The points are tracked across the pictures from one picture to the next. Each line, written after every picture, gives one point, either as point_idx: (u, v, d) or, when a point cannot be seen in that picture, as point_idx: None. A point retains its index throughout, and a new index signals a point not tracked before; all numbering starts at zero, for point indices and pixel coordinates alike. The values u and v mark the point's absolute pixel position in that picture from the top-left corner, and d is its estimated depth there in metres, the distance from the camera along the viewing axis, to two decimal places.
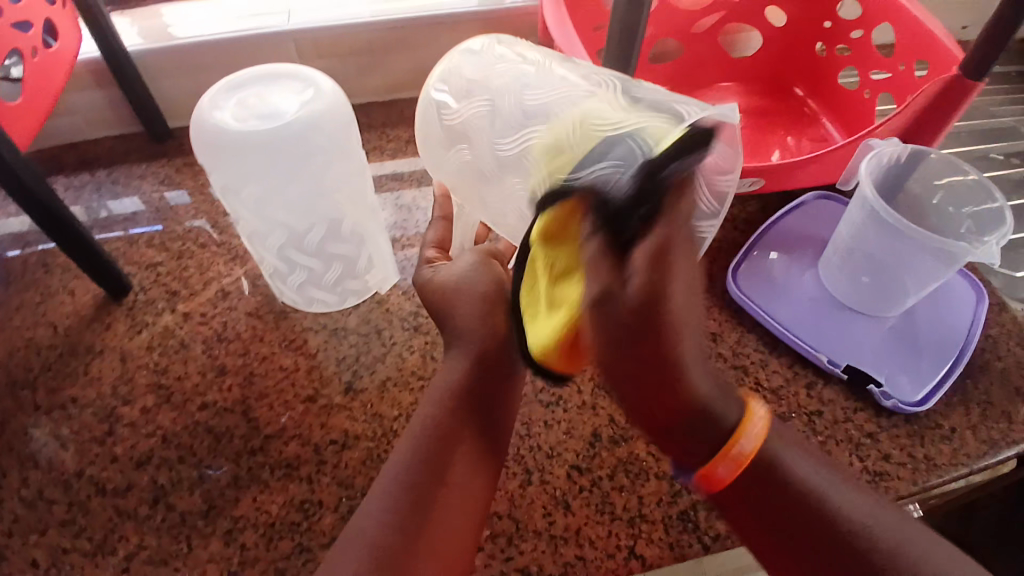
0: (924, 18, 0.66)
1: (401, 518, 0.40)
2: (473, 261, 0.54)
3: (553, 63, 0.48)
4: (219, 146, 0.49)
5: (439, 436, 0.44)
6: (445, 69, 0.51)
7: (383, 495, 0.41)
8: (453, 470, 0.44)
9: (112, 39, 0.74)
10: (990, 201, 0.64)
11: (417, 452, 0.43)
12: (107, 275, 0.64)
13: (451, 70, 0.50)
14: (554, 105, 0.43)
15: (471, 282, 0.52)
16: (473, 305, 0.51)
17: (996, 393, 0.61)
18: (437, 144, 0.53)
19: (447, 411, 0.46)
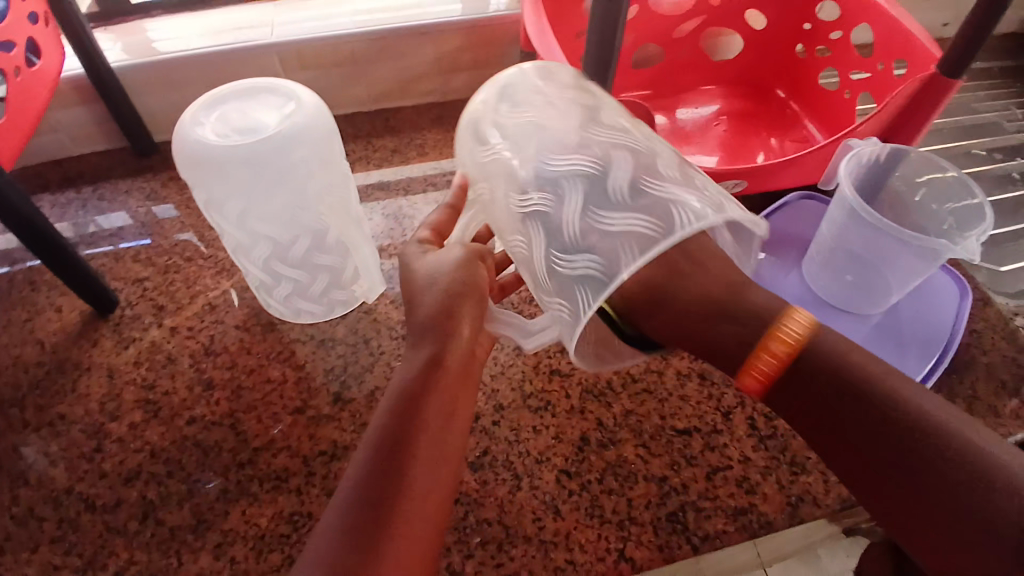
0: (901, 18, 0.67)
1: (354, 518, 0.36)
2: (463, 257, 0.50)
3: (605, 111, 0.51)
4: (202, 161, 0.50)
5: (389, 449, 0.39)
6: (504, 86, 0.52)
7: (333, 520, 0.36)
8: (408, 485, 0.38)
9: (94, 56, 0.74)
10: (969, 198, 0.64)
11: (371, 460, 0.38)
12: (94, 291, 0.64)
13: (511, 89, 0.52)
14: (611, 156, 0.47)
15: (449, 274, 0.48)
16: (436, 295, 0.47)
17: (981, 388, 0.62)
18: (467, 142, 0.53)
19: (396, 423, 0.40)
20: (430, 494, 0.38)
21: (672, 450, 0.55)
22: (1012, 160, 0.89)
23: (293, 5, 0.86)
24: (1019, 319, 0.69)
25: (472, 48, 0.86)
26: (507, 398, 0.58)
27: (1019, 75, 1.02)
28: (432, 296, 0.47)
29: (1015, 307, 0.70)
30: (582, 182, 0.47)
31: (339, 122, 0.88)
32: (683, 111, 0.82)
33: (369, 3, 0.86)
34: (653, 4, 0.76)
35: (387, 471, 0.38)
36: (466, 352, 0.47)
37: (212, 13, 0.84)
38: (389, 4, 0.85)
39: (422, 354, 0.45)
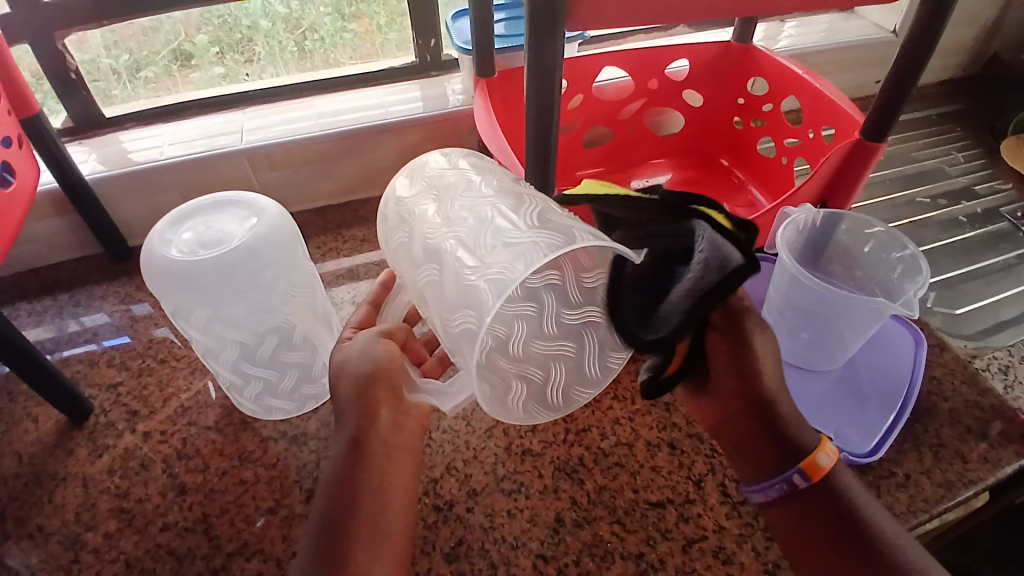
0: (823, 88, 0.72)
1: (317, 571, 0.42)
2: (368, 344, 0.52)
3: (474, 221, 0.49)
4: (171, 276, 0.52)
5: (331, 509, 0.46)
6: (243, 200, 0.56)
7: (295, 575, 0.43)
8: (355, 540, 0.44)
9: (69, 169, 0.77)
10: (902, 251, 0.68)
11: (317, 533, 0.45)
12: (69, 399, 0.65)
13: (235, 203, 0.55)
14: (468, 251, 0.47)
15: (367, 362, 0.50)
16: (350, 388, 0.50)
17: (945, 434, 0.63)
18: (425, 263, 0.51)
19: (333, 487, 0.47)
20: (379, 533, 0.46)
21: (646, 524, 0.55)
22: (957, 204, 0.93)
23: (262, 111, 0.91)
24: (976, 361, 0.71)
25: (434, 140, 0.91)
26: (480, 482, 0.58)
27: (955, 122, 1.08)
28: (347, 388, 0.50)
29: (972, 349, 0.73)
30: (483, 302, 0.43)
31: (310, 214, 0.91)
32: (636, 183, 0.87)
33: (335, 104, 0.91)
34: (597, 90, 0.82)
35: (335, 539, 0.44)
36: (391, 426, 0.51)
37: (184, 123, 0.89)
38: (353, 104, 0.91)
39: (345, 439, 0.49)
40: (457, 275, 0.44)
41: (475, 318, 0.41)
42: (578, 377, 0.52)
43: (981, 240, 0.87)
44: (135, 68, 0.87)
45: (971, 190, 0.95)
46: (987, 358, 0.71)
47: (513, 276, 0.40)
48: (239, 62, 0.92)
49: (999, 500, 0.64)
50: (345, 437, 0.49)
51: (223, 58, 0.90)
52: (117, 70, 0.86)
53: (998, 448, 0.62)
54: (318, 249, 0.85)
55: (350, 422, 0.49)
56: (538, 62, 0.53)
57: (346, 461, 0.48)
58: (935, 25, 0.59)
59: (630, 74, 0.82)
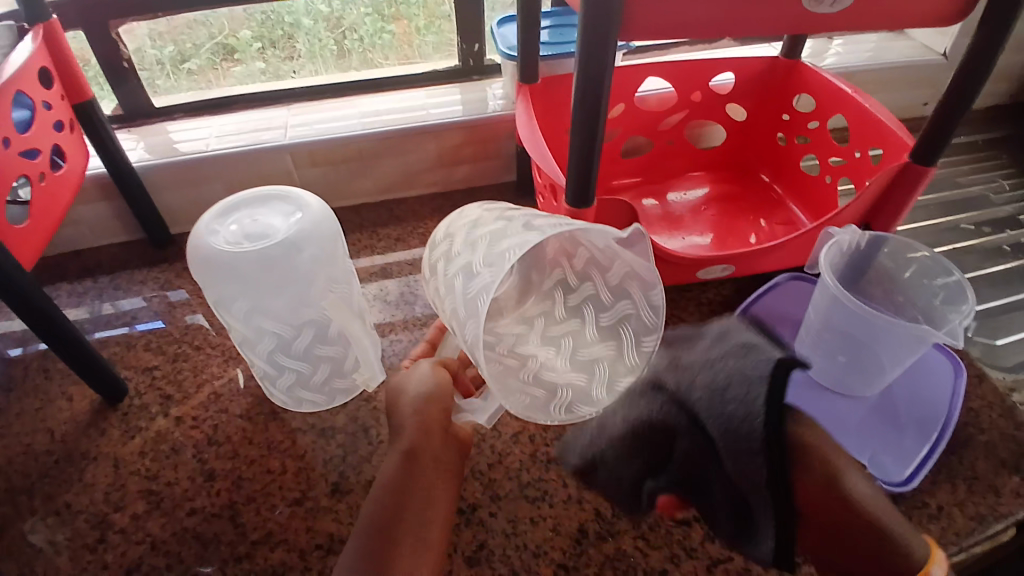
0: (872, 108, 0.71)
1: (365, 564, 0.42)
2: (428, 369, 0.57)
3: (476, 250, 0.51)
4: (215, 266, 0.53)
5: (385, 507, 0.46)
6: (291, 194, 0.57)
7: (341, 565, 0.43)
8: (400, 545, 0.44)
9: (116, 156, 0.79)
10: (947, 277, 0.66)
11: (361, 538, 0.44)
12: (106, 381, 0.66)
13: (283, 196, 0.56)
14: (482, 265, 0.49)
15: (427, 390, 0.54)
16: (410, 406, 0.53)
17: (982, 468, 0.61)
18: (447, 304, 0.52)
19: (387, 488, 0.47)
20: (424, 539, 0.45)
21: (671, 541, 0.54)
22: (1002, 232, 0.90)
23: (305, 107, 0.92)
24: (1016, 395, 0.69)
25: (472, 143, 0.91)
26: (503, 488, 0.58)
27: (1002, 148, 1.05)
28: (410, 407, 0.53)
29: (1011, 381, 0.70)
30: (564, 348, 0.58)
31: (345, 211, 0.92)
32: (673, 195, 0.86)
33: (376, 104, 0.92)
34: (639, 100, 0.82)
35: (384, 538, 0.44)
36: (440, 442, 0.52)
37: (229, 116, 0.91)
38: (394, 105, 0.91)
39: (399, 449, 0.51)
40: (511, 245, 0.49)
41: (472, 326, 0.47)
42: (617, 373, 0.55)
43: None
44: (179, 59, 0.89)
45: (1017, 219, 0.92)
46: None
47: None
48: (281, 58, 0.93)
49: None
50: (400, 449, 0.51)
51: (264, 54, 0.92)
52: (162, 61, 0.88)
53: None
54: (353, 245, 0.86)
55: (407, 435, 0.51)
56: (586, 70, 0.53)
57: (400, 474, 0.48)
58: (994, 49, 0.57)
59: (673, 85, 0.82)
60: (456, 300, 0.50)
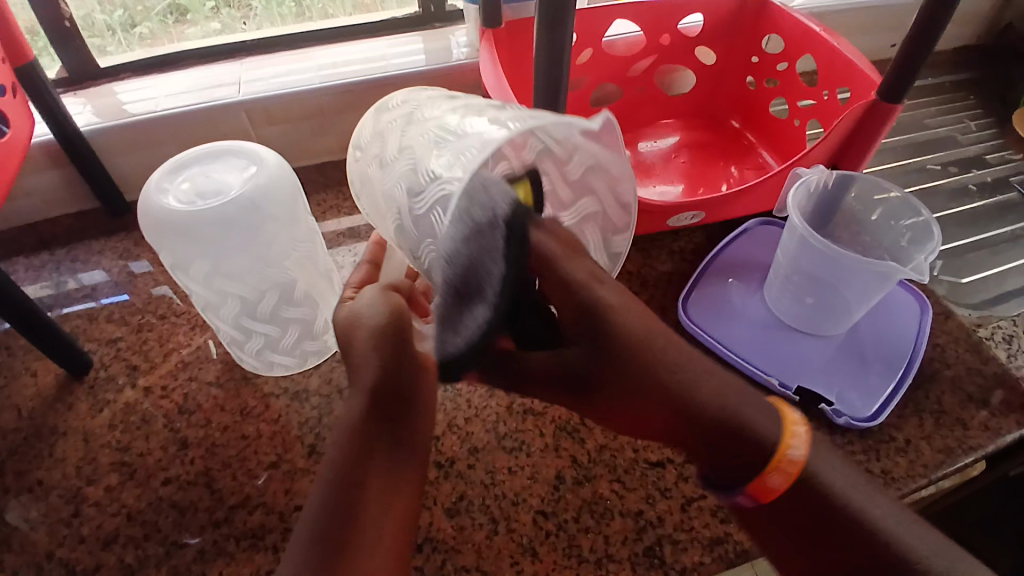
0: (841, 47, 0.70)
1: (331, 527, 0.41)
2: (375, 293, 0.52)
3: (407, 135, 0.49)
4: (168, 228, 0.51)
5: (348, 459, 0.44)
6: (244, 148, 0.54)
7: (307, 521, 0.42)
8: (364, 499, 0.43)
9: (63, 121, 0.75)
10: (915, 217, 0.66)
11: (324, 498, 0.42)
12: (70, 354, 0.64)
13: (235, 151, 0.54)
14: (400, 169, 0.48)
15: (371, 315, 0.49)
16: (365, 338, 0.48)
17: (947, 401, 0.63)
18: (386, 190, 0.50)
19: (352, 437, 0.45)
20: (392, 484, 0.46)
21: (646, 483, 0.55)
22: (967, 172, 0.91)
23: (259, 61, 0.88)
24: (982, 331, 0.70)
25: None
26: (480, 440, 0.58)
27: (969, 88, 1.05)
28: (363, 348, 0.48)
29: (977, 318, 0.72)
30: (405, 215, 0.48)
31: (309, 171, 0.89)
32: (644, 144, 0.85)
33: (335, 57, 0.88)
34: (607, 46, 0.80)
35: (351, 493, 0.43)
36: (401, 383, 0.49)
37: (180, 74, 0.86)
38: (354, 57, 0.88)
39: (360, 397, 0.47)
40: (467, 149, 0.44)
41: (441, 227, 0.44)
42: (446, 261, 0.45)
43: (992, 209, 0.86)
44: (130, 23, 0.85)
45: (983, 158, 0.94)
46: (992, 327, 0.71)
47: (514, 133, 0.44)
48: (235, 17, 0.89)
49: (996, 468, 0.65)
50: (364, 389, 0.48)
51: (218, 13, 0.88)
52: (112, 26, 0.84)
53: (1000, 416, 0.63)
54: (318, 206, 0.84)
55: (367, 375, 0.47)
56: (548, 10, 0.50)
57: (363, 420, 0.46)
58: None
59: (641, 29, 0.80)
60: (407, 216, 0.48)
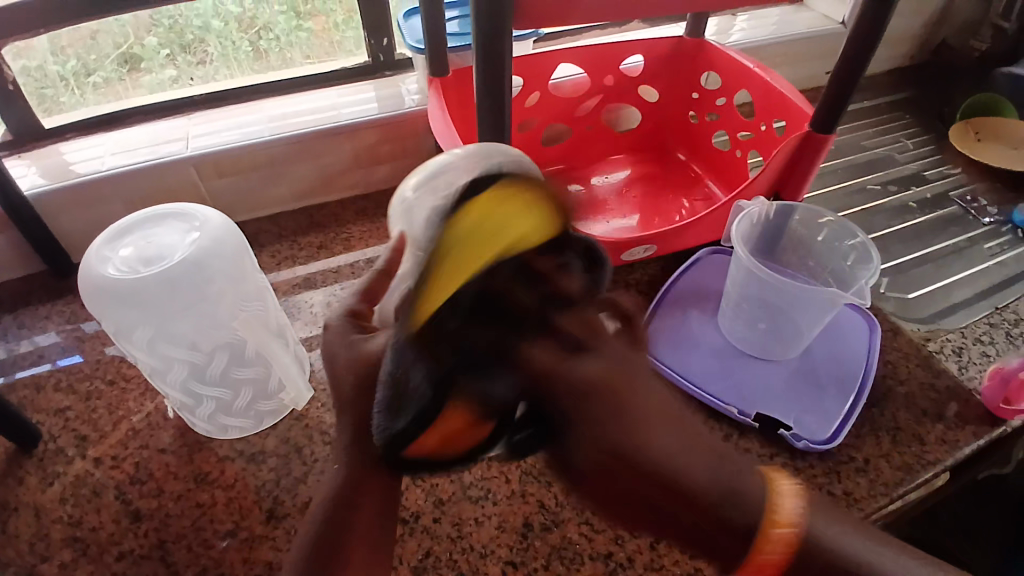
0: (774, 81, 0.73)
1: None
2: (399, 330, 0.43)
3: None
4: (109, 296, 0.50)
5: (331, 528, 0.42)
6: (185, 209, 0.54)
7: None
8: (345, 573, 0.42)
9: (9, 186, 0.73)
10: (853, 239, 0.68)
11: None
12: (17, 427, 0.61)
13: (176, 213, 0.53)
14: None
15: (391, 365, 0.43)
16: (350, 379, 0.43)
17: (902, 418, 0.65)
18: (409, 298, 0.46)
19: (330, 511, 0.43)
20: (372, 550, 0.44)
21: (614, 524, 0.55)
22: (906, 190, 0.95)
23: (209, 115, 0.88)
24: (930, 345, 0.72)
25: (391, 141, 0.89)
26: (446, 492, 0.57)
27: (902, 109, 1.10)
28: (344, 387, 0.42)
29: (926, 332, 0.74)
30: None
31: (263, 222, 0.89)
32: (596, 179, 0.87)
33: (285, 108, 0.88)
34: (552, 87, 0.82)
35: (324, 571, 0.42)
36: None
37: (129, 131, 0.85)
38: (306, 107, 0.88)
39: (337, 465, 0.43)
40: None
41: None
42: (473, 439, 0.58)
43: (931, 225, 0.90)
44: (84, 73, 0.84)
45: (921, 176, 0.97)
46: (941, 341, 0.73)
47: None
48: (192, 63, 0.88)
49: (956, 478, 0.66)
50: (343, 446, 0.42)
51: (173, 60, 0.87)
52: (64, 77, 0.83)
53: (953, 428, 0.64)
54: (271, 258, 0.83)
55: (344, 442, 0.44)
56: (488, 60, 0.52)
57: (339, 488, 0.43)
58: (880, 13, 0.59)
59: (584, 70, 0.82)
60: None
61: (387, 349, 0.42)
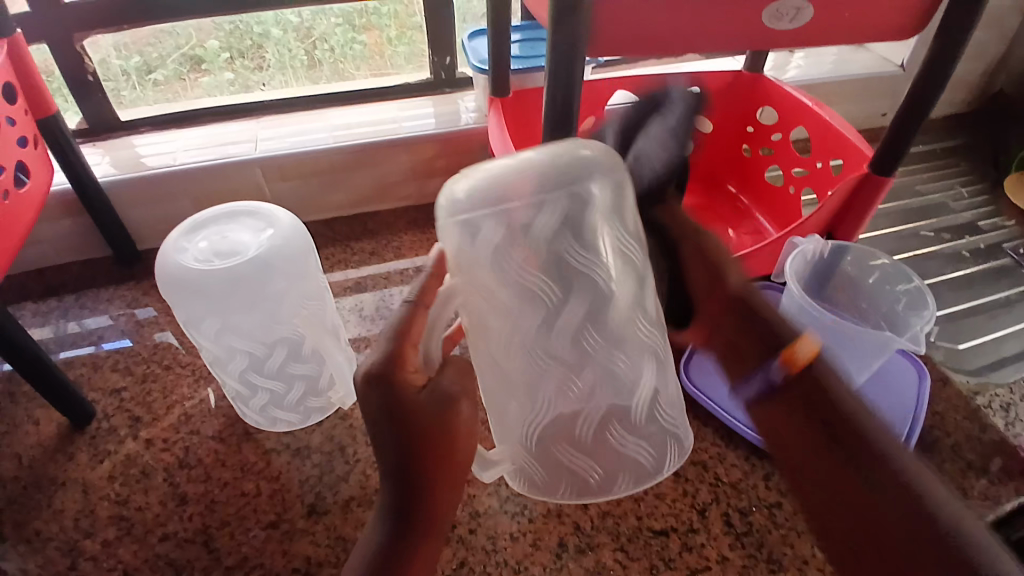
0: (834, 120, 0.73)
1: None
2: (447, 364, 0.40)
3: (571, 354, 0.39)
4: (183, 285, 0.52)
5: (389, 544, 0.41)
6: (261, 208, 0.56)
7: None
8: None
9: (84, 173, 0.77)
10: (907, 283, 0.67)
11: None
12: (74, 403, 0.64)
13: (252, 212, 0.56)
14: (521, 366, 0.40)
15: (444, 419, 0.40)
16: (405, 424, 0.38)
17: (949, 469, 0.63)
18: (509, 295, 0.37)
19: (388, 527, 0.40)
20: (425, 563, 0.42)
21: (650, 552, 0.55)
22: (960, 238, 0.94)
23: (276, 121, 0.91)
24: (979, 397, 0.71)
25: (446, 155, 0.91)
26: (483, 504, 0.58)
27: (958, 156, 1.09)
28: (373, 437, 0.39)
29: (975, 385, 0.73)
30: (509, 348, 0.39)
31: (318, 226, 0.91)
32: None
33: (348, 117, 0.92)
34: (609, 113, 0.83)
35: None
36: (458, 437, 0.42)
37: (199, 130, 0.89)
38: (367, 118, 0.91)
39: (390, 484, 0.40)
40: (565, 448, 0.43)
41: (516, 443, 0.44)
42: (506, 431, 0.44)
43: (985, 275, 0.88)
44: (145, 70, 0.87)
45: (975, 225, 0.96)
46: (989, 395, 0.71)
47: (603, 489, 0.44)
48: (249, 68, 0.91)
49: None
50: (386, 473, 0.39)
51: (233, 64, 0.90)
52: (127, 71, 0.86)
53: (1000, 484, 0.62)
54: (324, 260, 0.86)
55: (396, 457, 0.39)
56: (558, 86, 0.53)
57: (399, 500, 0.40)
58: (946, 59, 0.59)
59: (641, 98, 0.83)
60: (494, 365, 0.41)
61: (439, 404, 0.39)
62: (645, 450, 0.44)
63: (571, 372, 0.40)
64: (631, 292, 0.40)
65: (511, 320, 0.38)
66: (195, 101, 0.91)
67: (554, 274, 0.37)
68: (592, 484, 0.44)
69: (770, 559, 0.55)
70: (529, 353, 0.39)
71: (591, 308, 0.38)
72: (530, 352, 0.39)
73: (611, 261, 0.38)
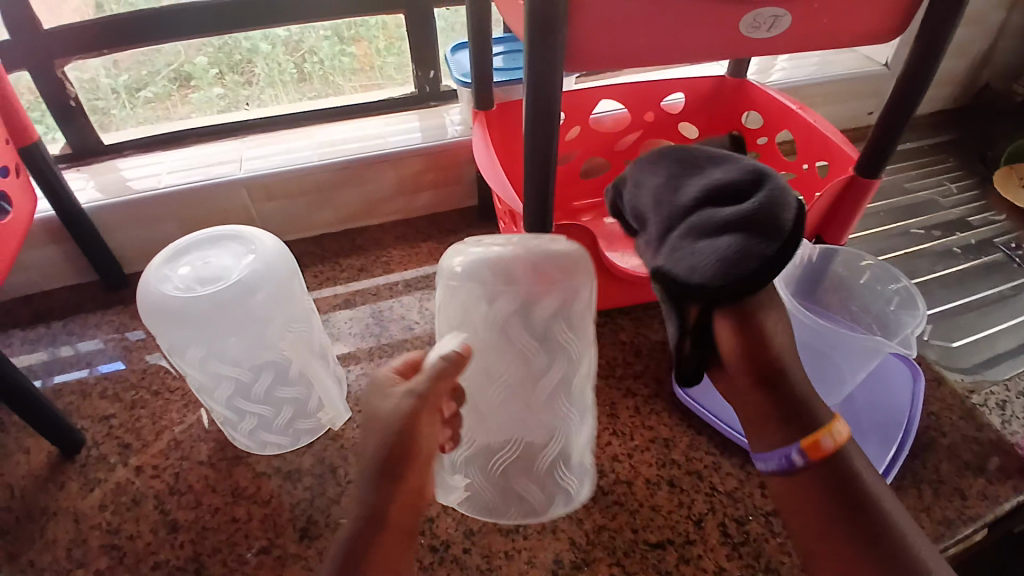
0: (817, 123, 0.73)
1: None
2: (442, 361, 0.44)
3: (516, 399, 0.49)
4: (166, 313, 0.52)
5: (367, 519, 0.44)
6: (244, 232, 0.56)
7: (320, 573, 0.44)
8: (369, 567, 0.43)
9: (66, 199, 0.77)
10: (896, 284, 0.67)
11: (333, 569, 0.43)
12: (62, 432, 0.63)
13: (233, 235, 0.56)
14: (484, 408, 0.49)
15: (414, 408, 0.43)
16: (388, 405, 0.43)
17: (946, 470, 0.63)
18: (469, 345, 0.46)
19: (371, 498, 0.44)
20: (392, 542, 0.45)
21: (646, 566, 0.54)
22: (951, 235, 0.93)
23: (261, 139, 0.91)
24: (974, 396, 0.71)
25: (434, 169, 0.91)
26: (477, 522, 0.57)
27: (946, 152, 1.09)
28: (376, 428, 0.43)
29: (969, 383, 0.72)
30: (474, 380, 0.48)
31: (306, 243, 0.91)
32: None
33: (334, 134, 0.91)
34: (594, 121, 0.83)
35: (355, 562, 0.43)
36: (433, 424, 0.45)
37: (184, 151, 0.89)
38: (353, 134, 0.91)
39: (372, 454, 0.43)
40: (516, 479, 0.52)
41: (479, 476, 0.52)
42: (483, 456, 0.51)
43: (977, 272, 0.88)
44: (135, 88, 0.86)
45: (965, 221, 0.96)
46: (985, 393, 0.71)
47: (535, 513, 0.53)
48: (239, 83, 0.91)
49: (1000, 537, 0.64)
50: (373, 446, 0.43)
51: (222, 79, 0.89)
52: (117, 91, 0.85)
53: (998, 484, 0.62)
54: (313, 278, 0.85)
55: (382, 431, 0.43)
56: (537, 100, 0.53)
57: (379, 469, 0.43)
58: (929, 63, 0.59)
59: (626, 106, 0.83)
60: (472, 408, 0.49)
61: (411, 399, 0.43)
62: (568, 482, 0.54)
63: (528, 430, 0.50)
64: (588, 362, 0.51)
65: (499, 371, 0.47)
66: (189, 119, 0.90)
67: (515, 347, 0.46)
68: (531, 509, 0.53)
69: (768, 568, 0.54)
70: (492, 401, 0.49)
71: (542, 368, 0.49)
72: (497, 407, 0.49)
73: (583, 328, 0.48)
